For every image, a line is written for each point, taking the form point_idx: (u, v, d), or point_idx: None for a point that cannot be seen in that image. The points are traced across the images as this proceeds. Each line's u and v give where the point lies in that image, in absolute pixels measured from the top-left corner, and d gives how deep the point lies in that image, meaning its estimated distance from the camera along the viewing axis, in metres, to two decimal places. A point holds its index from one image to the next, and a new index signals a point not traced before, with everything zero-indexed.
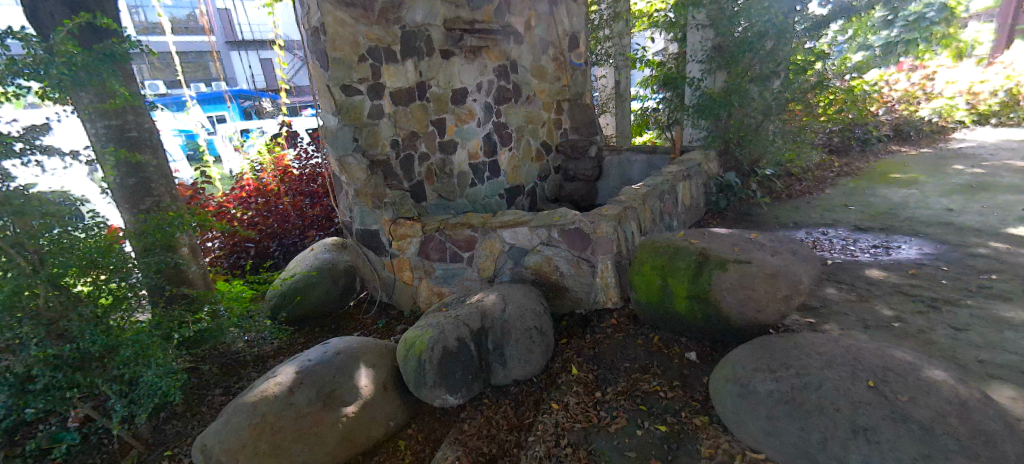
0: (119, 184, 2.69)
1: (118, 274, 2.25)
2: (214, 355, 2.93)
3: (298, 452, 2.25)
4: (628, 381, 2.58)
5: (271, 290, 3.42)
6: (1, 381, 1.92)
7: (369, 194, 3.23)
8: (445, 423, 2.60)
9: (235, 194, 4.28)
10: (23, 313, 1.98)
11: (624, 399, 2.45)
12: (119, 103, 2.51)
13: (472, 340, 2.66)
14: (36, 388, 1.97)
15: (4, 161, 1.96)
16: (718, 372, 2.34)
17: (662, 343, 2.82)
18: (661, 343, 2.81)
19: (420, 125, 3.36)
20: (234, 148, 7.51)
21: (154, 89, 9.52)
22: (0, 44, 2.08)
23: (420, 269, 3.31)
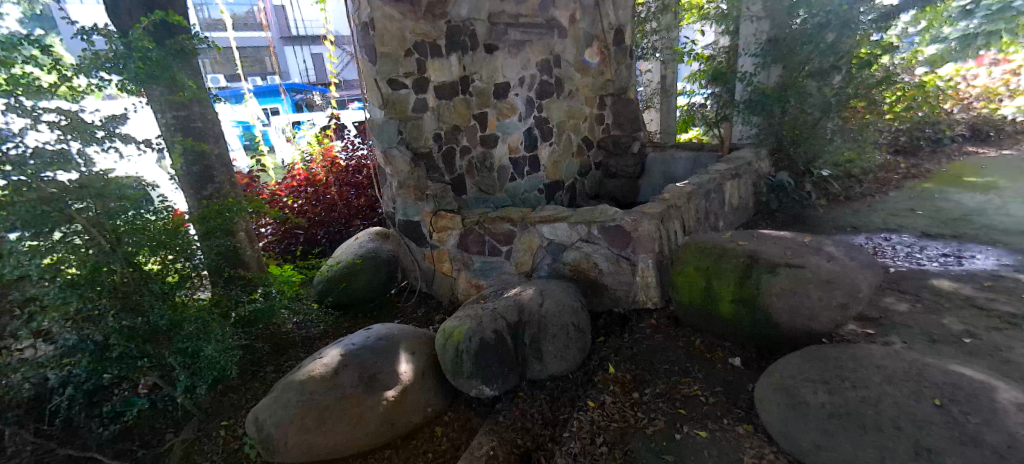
0: (186, 172, 2.89)
1: (184, 255, 2.45)
2: (268, 334, 3.12)
3: (341, 431, 2.36)
4: (668, 383, 2.52)
5: (318, 276, 3.56)
6: (82, 348, 2.15)
7: (412, 186, 3.29)
8: (480, 413, 2.65)
9: (286, 183, 4.51)
10: (103, 288, 2.15)
11: (662, 401, 2.40)
12: (188, 95, 2.71)
13: (509, 334, 2.70)
14: (112, 356, 2.18)
15: (87, 147, 2.14)
16: (765, 380, 2.25)
17: (704, 347, 2.74)
18: (702, 347, 2.73)
19: (462, 119, 3.40)
20: (286, 140, 7.87)
21: (216, 82, 10.09)
22: (87, 40, 2.32)
23: (459, 261, 3.37)
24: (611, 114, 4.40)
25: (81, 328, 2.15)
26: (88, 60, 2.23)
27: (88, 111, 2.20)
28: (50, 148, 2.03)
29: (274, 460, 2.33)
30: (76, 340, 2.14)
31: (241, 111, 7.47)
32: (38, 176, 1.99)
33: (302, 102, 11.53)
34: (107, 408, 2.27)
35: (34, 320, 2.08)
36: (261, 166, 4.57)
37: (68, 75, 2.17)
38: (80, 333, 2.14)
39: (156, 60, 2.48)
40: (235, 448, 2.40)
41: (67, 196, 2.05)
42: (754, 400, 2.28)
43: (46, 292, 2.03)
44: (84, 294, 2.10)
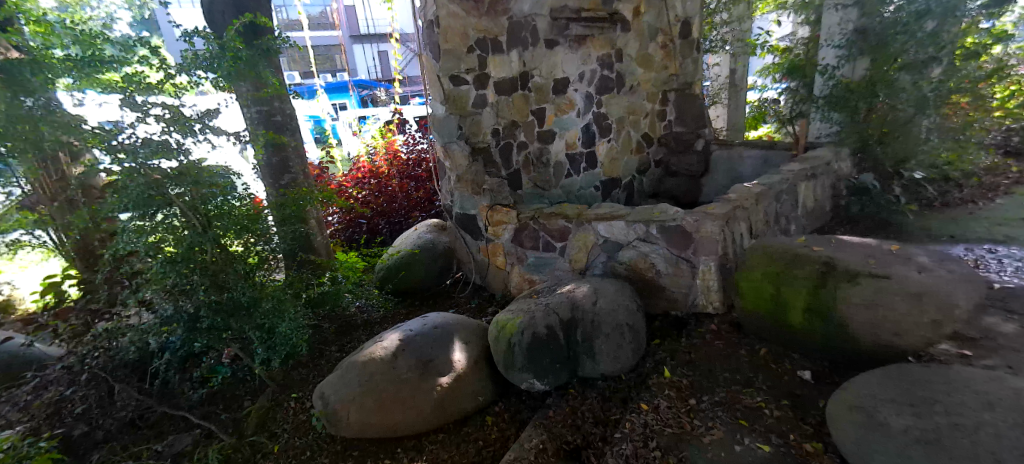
0: (267, 162, 3.14)
1: (262, 239, 2.65)
2: (333, 315, 3.27)
3: (398, 412, 2.49)
4: (727, 392, 2.42)
5: (379, 264, 3.74)
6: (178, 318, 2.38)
7: (469, 180, 3.36)
8: (530, 407, 2.68)
9: (351, 175, 4.76)
10: (195, 264, 2.37)
11: (722, 410, 2.30)
12: (270, 92, 2.95)
13: (562, 330, 2.70)
14: (202, 327, 2.41)
15: (186, 138, 2.36)
16: (838, 397, 2.09)
17: (769, 358, 2.59)
18: (767, 357, 2.59)
19: (520, 114, 3.43)
20: (351, 134, 8.26)
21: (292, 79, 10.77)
22: (189, 42, 2.57)
23: (513, 256, 3.41)
24: (674, 109, 4.23)
25: (177, 299, 2.40)
26: (189, 59, 2.49)
27: (187, 106, 2.45)
28: (156, 138, 2.27)
29: (337, 434, 2.49)
30: (172, 311, 2.39)
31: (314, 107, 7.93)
32: (144, 163, 2.24)
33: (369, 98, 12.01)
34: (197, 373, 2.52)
35: (140, 291, 2.36)
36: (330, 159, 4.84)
37: (171, 74, 2.42)
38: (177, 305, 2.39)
39: (246, 59, 2.72)
40: (303, 419, 2.58)
41: (167, 181, 2.28)
42: (824, 417, 2.13)
43: (150, 267, 2.29)
44: (180, 269, 2.32)
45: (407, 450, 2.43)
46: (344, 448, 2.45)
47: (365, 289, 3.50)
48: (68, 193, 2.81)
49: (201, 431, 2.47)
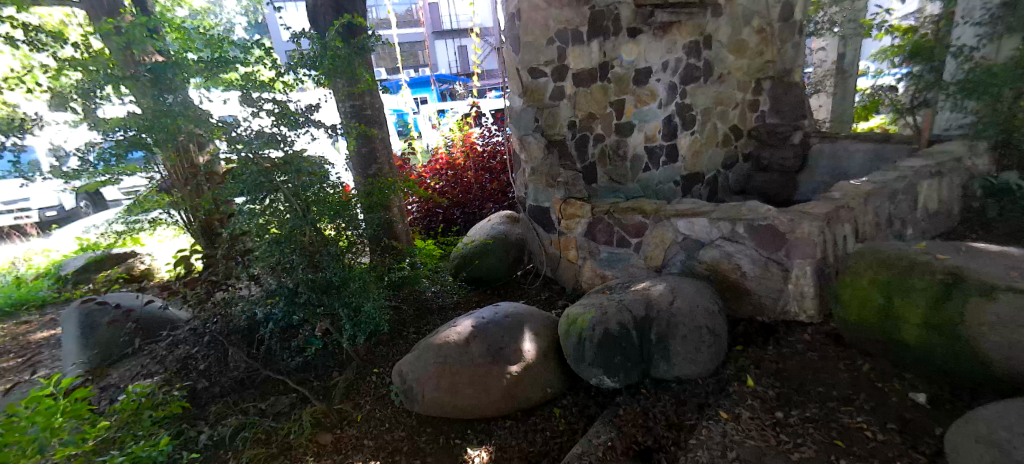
0: (358, 153, 3.37)
1: (350, 225, 2.82)
2: (412, 297, 3.37)
3: (468, 395, 2.59)
4: (821, 409, 2.22)
5: (454, 252, 3.87)
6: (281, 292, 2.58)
7: (544, 173, 3.47)
8: (600, 403, 2.65)
9: (430, 166, 4.96)
10: (296, 245, 2.59)
11: (814, 428, 2.12)
12: (363, 87, 3.15)
13: (635, 328, 2.61)
14: (300, 302, 2.61)
15: (292, 131, 2.62)
16: (960, 426, 1.83)
17: (874, 375, 2.32)
18: (873, 375, 2.32)
19: (598, 106, 3.40)
20: (430, 126, 8.58)
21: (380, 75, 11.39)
22: (296, 43, 2.84)
23: (586, 250, 3.41)
24: (768, 99, 3.76)
25: (280, 276, 2.63)
26: (294, 60, 2.75)
27: (293, 102, 2.70)
28: (265, 131, 2.51)
29: (413, 409, 2.64)
30: (277, 286, 2.62)
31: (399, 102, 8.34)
32: (256, 152, 2.48)
33: (448, 92, 12.34)
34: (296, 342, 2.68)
35: (250, 266, 2.66)
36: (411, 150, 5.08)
37: (281, 73, 2.70)
38: (281, 280, 2.60)
39: (345, 57, 2.92)
40: (383, 392, 2.75)
41: (273, 171, 2.52)
42: (942, 448, 1.88)
43: (259, 245, 2.54)
44: (282, 249, 2.54)
45: (477, 433, 2.54)
46: (419, 424, 2.60)
47: (440, 276, 3.60)
48: (196, 179, 3.20)
49: (297, 395, 2.70)
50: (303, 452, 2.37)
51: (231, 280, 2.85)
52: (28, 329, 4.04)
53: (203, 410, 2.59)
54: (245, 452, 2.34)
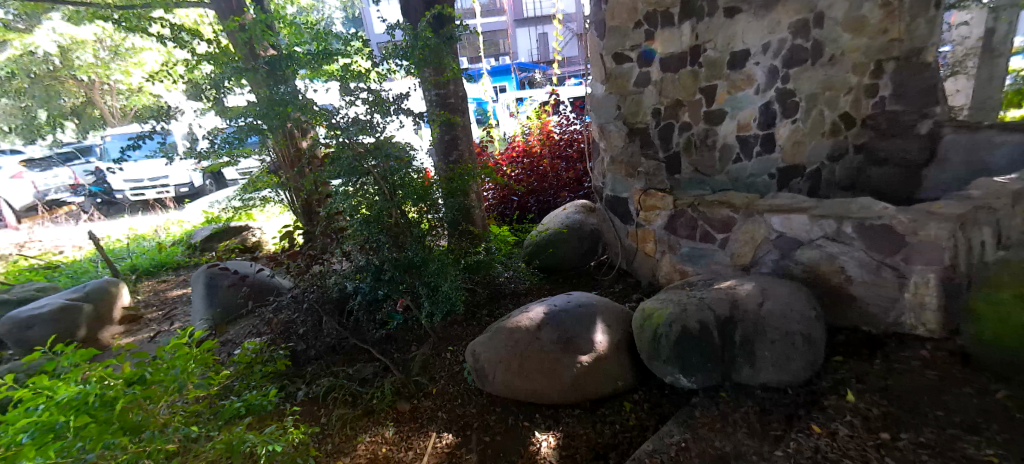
0: (440, 139, 3.50)
1: (431, 209, 2.94)
2: (483, 283, 3.37)
3: (538, 381, 2.62)
4: (939, 435, 1.95)
5: (528, 239, 3.93)
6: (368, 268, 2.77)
7: (624, 162, 3.54)
8: (674, 403, 2.54)
9: (507, 154, 5.03)
10: (383, 227, 2.73)
11: (928, 455, 1.87)
12: (450, 76, 3.26)
13: (717, 329, 2.47)
14: (384, 278, 2.77)
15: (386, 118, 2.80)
16: None
17: (1014, 403, 1.99)
18: (1010, 402, 2.00)
19: (686, 92, 3.31)
20: (507, 115, 8.65)
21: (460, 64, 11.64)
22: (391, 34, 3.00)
23: (665, 243, 3.32)
24: (890, 83, 3.02)
25: (367, 253, 2.80)
26: (388, 51, 2.92)
27: (386, 91, 2.87)
28: (360, 118, 2.71)
29: (484, 388, 2.73)
30: (364, 262, 2.81)
31: (478, 90, 8.49)
32: (351, 138, 2.66)
33: (526, 80, 12.38)
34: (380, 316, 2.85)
35: (343, 244, 2.85)
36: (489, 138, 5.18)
37: (377, 64, 2.90)
38: (369, 258, 2.77)
39: (437, 48, 3.02)
40: (456, 370, 2.87)
41: (363, 157, 2.68)
42: None
43: (353, 224, 2.73)
44: (372, 229, 2.70)
45: (545, 418, 2.55)
46: (489, 403, 2.68)
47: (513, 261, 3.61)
48: (298, 162, 3.53)
49: (380, 364, 2.91)
50: (384, 417, 2.58)
51: (326, 253, 3.06)
52: (163, 289, 4.74)
53: (303, 368, 2.89)
54: (334, 410, 2.61)
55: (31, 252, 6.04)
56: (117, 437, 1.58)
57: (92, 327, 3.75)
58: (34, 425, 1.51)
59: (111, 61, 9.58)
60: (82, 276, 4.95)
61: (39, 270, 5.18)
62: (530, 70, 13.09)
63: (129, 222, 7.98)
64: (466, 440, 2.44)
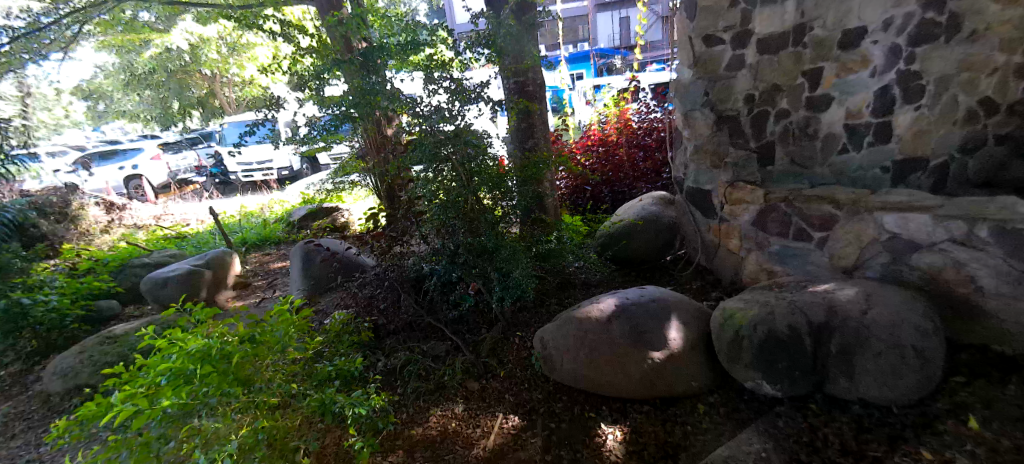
0: (517, 127, 3.53)
1: (505, 196, 2.99)
2: (553, 273, 3.36)
3: (606, 373, 2.58)
4: None
5: (601, 230, 3.83)
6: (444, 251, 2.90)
7: (710, 152, 3.35)
8: (754, 410, 2.35)
9: (582, 142, 4.99)
10: (459, 212, 2.81)
11: None
12: (529, 63, 3.28)
13: (809, 335, 2.28)
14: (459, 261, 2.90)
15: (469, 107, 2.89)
16: None
17: None
18: None
19: (786, 77, 3.02)
20: (584, 103, 8.49)
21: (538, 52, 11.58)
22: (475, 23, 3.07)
23: (751, 240, 3.14)
24: None
25: (444, 238, 2.93)
26: (472, 40, 3.02)
27: (467, 79, 2.96)
28: (442, 106, 2.80)
29: (551, 376, 2.75)
30: (440, 246, 2.95)
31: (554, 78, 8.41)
32: (434, 125, 2.76)
33: (604, 67, 12.09)
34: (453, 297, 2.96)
35: (422, 227, 3.00)
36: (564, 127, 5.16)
37: (461, 53, 2.99)
38: (446, 241, 2.90)
39: (518, 35, 3.04)
40: (523, 356, 2.92)
41: (443, 144, 2.76)
42: None
43: (432, 209, 2.83)
44: (449, 214, 2.80)
45: (612, 411, 2.52)
46: (556, 390, 2.70)
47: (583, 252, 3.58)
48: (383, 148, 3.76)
49: (452, 343, 3.04)
50: (455, 393, 2.71)
51: (406, 235, 3.20)
52: (267, 261, 5.29)
53: (383, 340, 3.13)
54: (411, 382, 2.78)
55: (164, 224, 7.01)
56: (232, 388, 1.82)
57: (212, 292, 4.33)
58: (171, 371, 1.79)
59: (230, 56, 10.76)
60: (204, 246, 5.69)
61: (171, 239, 6.02)
62: (610, 56, 12.75)
63: (240, 200, 8.97)
64: (531, 424, 2.49)
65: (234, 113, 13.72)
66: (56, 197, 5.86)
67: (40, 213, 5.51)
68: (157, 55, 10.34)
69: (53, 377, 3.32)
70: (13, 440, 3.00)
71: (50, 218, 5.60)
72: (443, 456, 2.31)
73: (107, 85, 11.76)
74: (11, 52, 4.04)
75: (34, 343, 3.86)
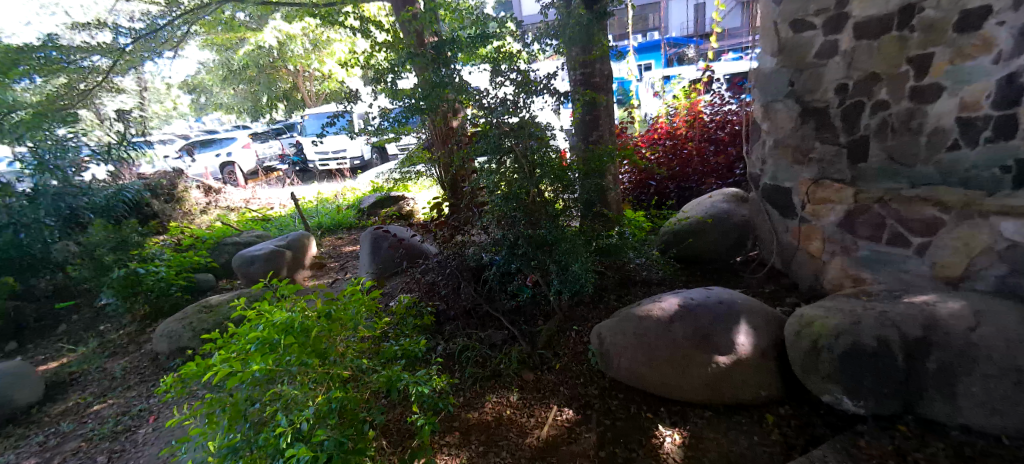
0: (582, 119, 3.48)
1: (566, 189, 2.96)
2: (613, 268, 3.35)
3: (666, 375, 2.48)
4: None
5: (665, 226, 3.70)
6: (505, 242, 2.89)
7: (793, 146, 3.11)
8: (831, 426, 2.18)
9: (648, 136, 4.86)
10: (520, 204, 2.81)
11: None
12: (597, 53, 3.22)
13: (902, 350, 2.06)
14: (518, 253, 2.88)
15: (536, 99, 2.92)
16: None
17: None
18: None
19: (887, 64, 2.67)
20: (652, 94, 8.20)
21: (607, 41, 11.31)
22: (545, 14, 3.10)
23: (836, 243, 2.91)
24: None
25: (504, 228, 2.92)
26: (540, 31, 3.01)
27: (535, 71, 2.99)
28: (508, 98, 2.86)
29: (607, 372, 2.70)
30: (501, 236, 2.95)
31: (620, 69, 8.19)
32: (497, 118, 2.82)
33: (674, 57, 11.60)
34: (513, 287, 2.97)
35: (485, 219, 3.01)
36: (630, 119, 5.02)
37: (530, 45, 3.02)
38: (506, 232, 2.89)
39: (587, 24, 2.96)
40: (580, 350, 2.90)
41: (506, 135, 2.79)
42: None
43: (494, 200, 2.87)
44: (511, 205, 2.81)
45: (670, 413, 2.44)
46: (611, 387, 2.66)
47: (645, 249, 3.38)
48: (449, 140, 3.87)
49: (509, 333, 3.08)
50: (510, 382, 2.76)
51: (468, 225, 3.29)
52: (339, 244, 5.65)
53: (443, 325, 3.26)
54: (468, 368, 2.87)
55: (252, 207, 7.68)
56: (311, 358, 1.91)
57: (291, 270, 4.69)
58: (258, 339, 1.91)
59: (313, 52, 11.54)
60: (285, 229, 6.17)
61: (257, 221, 6.59)
62: (682, 45, 12.22)
63: (317, 187, 9.61)
64: (586, 418, 2.47)
65: (315, 105, 14.67)
66: (165, 180, 6.60)
67: (152, 194, 6.27)
68: (250, 52, 11.26)
69: (161, 339, 3.77)
70: (129, 391, 3.46)
71: (160, 199, 6.36)
72: (497, 441, 2.37)
73: (208, 79, 12.98)
74: (134, 51, 4.60)
75: (146, 308, 4.40)
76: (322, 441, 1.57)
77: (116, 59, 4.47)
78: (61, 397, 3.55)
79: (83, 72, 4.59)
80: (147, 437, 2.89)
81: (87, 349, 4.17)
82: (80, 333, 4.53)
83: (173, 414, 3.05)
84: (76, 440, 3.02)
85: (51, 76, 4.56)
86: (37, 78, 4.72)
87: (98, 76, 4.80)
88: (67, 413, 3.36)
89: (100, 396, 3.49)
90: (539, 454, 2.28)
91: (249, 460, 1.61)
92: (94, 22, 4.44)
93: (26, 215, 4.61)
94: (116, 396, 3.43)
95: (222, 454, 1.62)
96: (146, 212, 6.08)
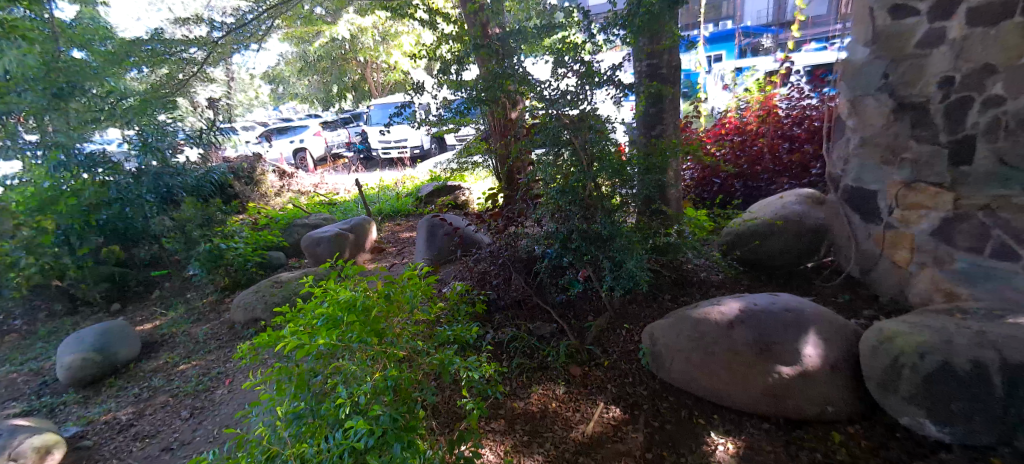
0: (645, 112, 3.36)
1: (623, 184, 2.87)
2: (669, 267, 3.25)
3: (723, 382, 2.36)
4: None
5: (730, 226, 3.51)
6: (558, 235, 2.91)
7: (883, 145, 2.84)
8: (909, 451, 1.98)
9: (715, 131, 4.65)
10: (576, 197, 2.79)
11: None
12: (667, 44, 3.07)
13: (1002, 375, 1.80)
14: (571, 247, 2.87)
15: (600, 91, 2.86)
16: None
17: None
18: None
19: (1007, 55, 2.31)
20: (721, 87, 7.79)
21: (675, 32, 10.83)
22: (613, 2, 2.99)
23: (928, 253, 2.63)
24: None
25: (559, 222, 2.92)
26: (608, 21, 2.92)
27: (599, 62, 2.91)
28: (570, 90, 2.80)
29: (658, 374, 2.62)
30: (554, 229, 2.95)
31: (688, 61, 7.81)
32: (559, 110, 2.78)
33: (748, 47, 10.91)
34: (565, 282, 2.97)
35: (539, 211, 3.02)
36: (697, 113, 4.81)
37: (596, 35, 2.94)
38: (562, 225, 2.89)
39: (657, 12, 2.83)
40: (630, 349, 2.83)
41: (566, 127, 2.77)
42: None
43: (549, 192, 2.87)
44: (568, 198, 2.80)
45: (724, 421, 2.32)
46: (661, 389, 2.57)
47: (706, 249, 3.27)
48: (508, 131, 3.89)
49: (557, 327, 3.07)
50: (557, 375, 2.75)
51: (522, 216, 3.28)
52: (397, 231, 5.86)
53: (493, 314, 3.24)
54: (516, 358, 2.88)
55: (321, 192, 8.14)
56: (369, 337, 1.96)
57: (353, 252, 4.95)
58: (325, 315, 2.02)
59: (381, 44, 11.94)
60: (348, 213, 6.49)
61: (324, 205, 6.99)
62: (758, 34, 11.50)
63: (379, 174, 10.03)
64: (633, 418, 2.42)
65: (382, 95, 15.26)
66: (246, 164, 7.13)
67: (235, 176, 6.83)
68: (325, 44, 11.86)
69: (238, 309, 4.11)
70: (209, 355, 3.82)
71: (241, 181, 6.94)
72: (542, 433, 2.38)
73: (287, 71, 13.82)
74: (225, 44, 4.99)
75: (226, 280, 4.81)
76: (377, 415, 1.62)
77: (210, 51, 4.86)
78: (154, 355, 3.99)
79: (182, 63, 4.99)
80: (222, 397, 3.19)
81: (176, 314, 4.64)
82: (171, 299, 5.04)
83: (245, 379, 3.33)
84: (164, 395, 3.38)
85: (155, 67, 4.95)
86: (144, 68, 5.17)
87: (194, 67, 5.19)
88: (158, 370, 3.76)
89: (185, 357, 3.87)
90: (584, 449, 2.27)
91: (311, 427, 1.67)
92: (192, 17, 4.84)
93: (132, 192, 5.18)
94: (199, 358, 3.80)
95: (288, 419, 1.69)
96: (229, 193, 6.62)
